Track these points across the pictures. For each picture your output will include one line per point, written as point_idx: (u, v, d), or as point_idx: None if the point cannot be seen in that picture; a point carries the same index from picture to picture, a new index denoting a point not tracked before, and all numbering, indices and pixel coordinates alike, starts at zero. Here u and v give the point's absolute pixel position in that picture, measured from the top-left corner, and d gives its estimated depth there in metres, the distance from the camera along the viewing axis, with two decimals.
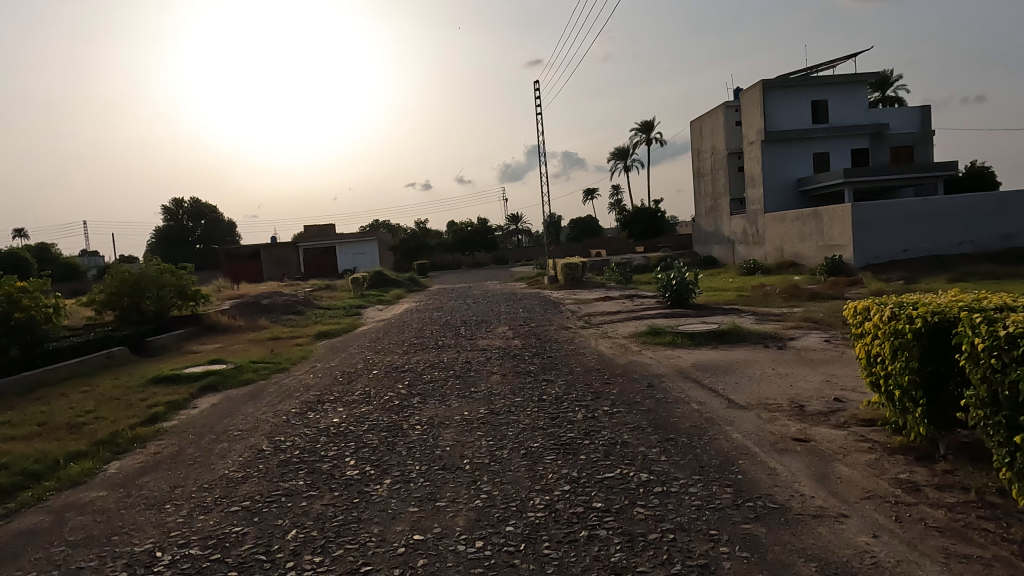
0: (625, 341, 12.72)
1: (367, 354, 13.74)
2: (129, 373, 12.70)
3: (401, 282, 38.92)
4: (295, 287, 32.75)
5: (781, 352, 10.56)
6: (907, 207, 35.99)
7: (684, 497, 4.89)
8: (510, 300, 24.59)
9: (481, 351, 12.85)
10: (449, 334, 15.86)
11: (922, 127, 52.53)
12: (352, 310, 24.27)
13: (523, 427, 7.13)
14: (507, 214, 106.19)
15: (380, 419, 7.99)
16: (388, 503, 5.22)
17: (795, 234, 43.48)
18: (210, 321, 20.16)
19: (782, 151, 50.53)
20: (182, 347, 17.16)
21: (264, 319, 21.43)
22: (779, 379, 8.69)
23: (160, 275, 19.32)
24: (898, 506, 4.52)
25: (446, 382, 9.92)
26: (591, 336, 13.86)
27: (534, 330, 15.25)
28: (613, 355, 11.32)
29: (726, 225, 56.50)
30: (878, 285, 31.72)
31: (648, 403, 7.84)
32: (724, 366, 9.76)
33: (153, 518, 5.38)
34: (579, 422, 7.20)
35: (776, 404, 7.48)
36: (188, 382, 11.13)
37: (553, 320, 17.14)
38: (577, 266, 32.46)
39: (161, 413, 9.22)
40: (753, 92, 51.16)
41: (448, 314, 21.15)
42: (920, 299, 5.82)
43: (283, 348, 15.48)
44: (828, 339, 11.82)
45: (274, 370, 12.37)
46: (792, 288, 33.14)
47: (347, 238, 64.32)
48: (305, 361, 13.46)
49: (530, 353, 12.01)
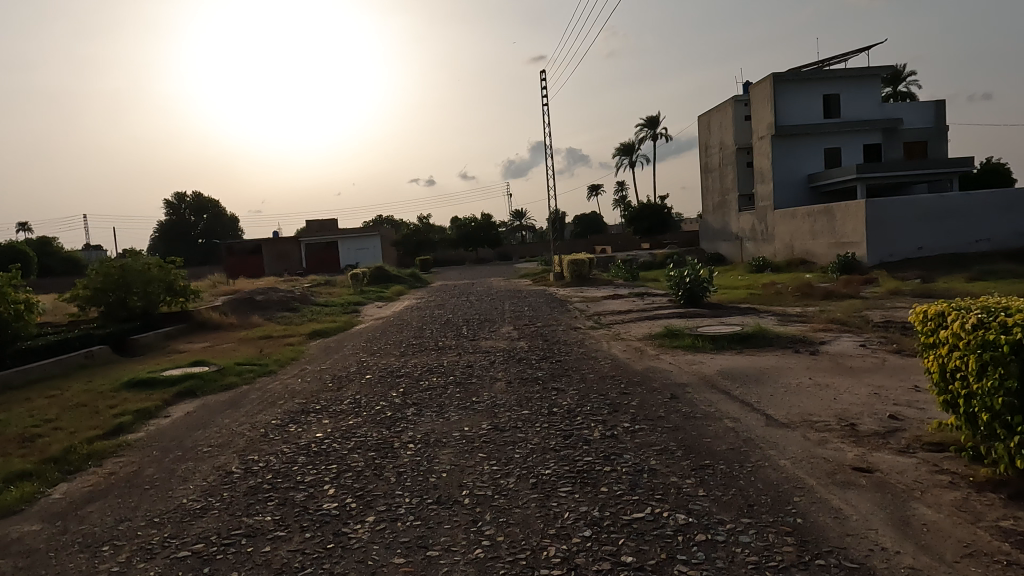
0: (639, 345, 11.70)
1: (361, 355, 12.77)
2: (103, 375, 11.76)
3: (403, 278, 37.89)
4: (292, 283, 31.85)
5: (815, 359, 9.54)
6: (923, 204, 34.83)
7: (737, 551, 3.92)
8: (514, 298, 23.59)
9: (484, 353, 11.88)
10: (449, 334, 14.88)
11: (936, 122, 51.24)
12: (350, 307, 23.31)
13: (531, 448, 6.18)
14: (512, 210, 104.98)
15: (368, 435, 7.03)
16: (368, 551, 4.26)
17: (806, 231, 42.40)
18: (200, 319, 19.24)
19: (793, 146, 49.36)
20: (168, 345, 16.22)
21: (257, 316, 20.48)
22: (820, 391, 7.70)
23: (147, 270, 18.47)
24: (1012, 570, 3.56)
25: (445, 390, 8.95)
26: (602, 338, 12.85)
27: (541, 330, 14.26)
28: (628, 360, 10.32)
29: (734, 222, 55.34)
30: (894, 284, 30.61)
31: (675, 419, 6.88)
32: (755, 375, 8.75)
33: (83, 566, 4.42)
34: (597, 443, 6.22)
35: (823, 423, 6.48)
36: (164, 387, 10.19)
37: (561, 320, 16.14)
38: (583, 262, 31.47)
39: (127, 423, 8.28)
40: (764, 86, 50.01)
41: (450, 312, 20.16)
42: (1011, 304, 4.85)
43: (272, 349, 14.53)
44: (864, 344, 10.81)
45: (260, 374, 11.41)
46: (805, 286, 32.11)
47: (349, 233, 63.41)
48: (295, 363, 12.53)
49: (536, 357, 11.02)
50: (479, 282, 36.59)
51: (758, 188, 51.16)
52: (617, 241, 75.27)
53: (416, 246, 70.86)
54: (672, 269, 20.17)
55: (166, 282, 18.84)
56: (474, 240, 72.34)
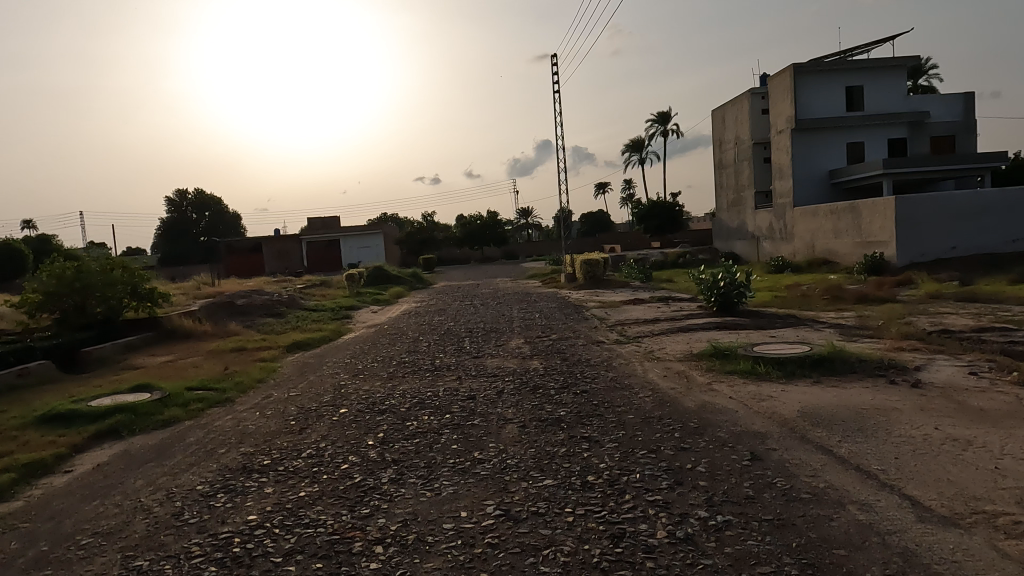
0: (682, 370, 9.37)
1: (338, 379, 10.48)
2: (22, 402, 9.57)
3: (404, 279, 35.66)
4: (284, 284, 29.76)
5: (924, 397, 7.23)
6: (958, 200, 32.29)
7: None
8: (523, 303, 21.30)
9: (489, 377, 9.63)
10: (449, 348, 12.63)
11: (965, 115, 48.58)
12: (342, 312, 21.15)
13: (566, 564, 3.91)
14: (518, 209, 102.67)
15: (319, 522, 4.80)
16: None
17: (828, 230, 39.98)
18: (171, 327, 17.15)
19: (814, 141, 46.85)
20: (125, 359, 14.03)
21: (236, 323, 18.22)
22: (967, 454, 5.41)
23: (105, 270, 16.27)
24: None
25: (437, 438, 6.72)
26: (633, 358, 10.53)
27: (556, 345, 12.03)
28: (674, 394, 8.05)
29: (751, 221, 52.93)
30: (933, 286, 28.19)
31: (775, 507, 4.60)
32: (856, 423, 6.45)
33: None
34: (667, 555, 3.96)
35: (1011, 521, 4.21)
36: (80, 426, 7.95)
37: (580, 331, 13.84)
38: (597, 262, 29.29)
39: (1, 484, 6.05)
40: (784, 78, 47.45)
41: (452, 319, 17.86)
42: None
43: (239, 365, 12.27)
44: (972, 371, 8.47)
45: (211, 404, 9.16)
46: (835, 288, 29.68)
47: (351, 231, 61.25)
48: (261, 386, 10.36)
49: (556, 386, 8.74)
50: (483, 283, 34.27)
51: (776, 184, 48.72)
52: (626, 239, 73.03)
53: (421, 245, 68.92)
54: (702, 270, 17.86)
55: (129, 284, 16.70)
56: (479, 239, 70.03)
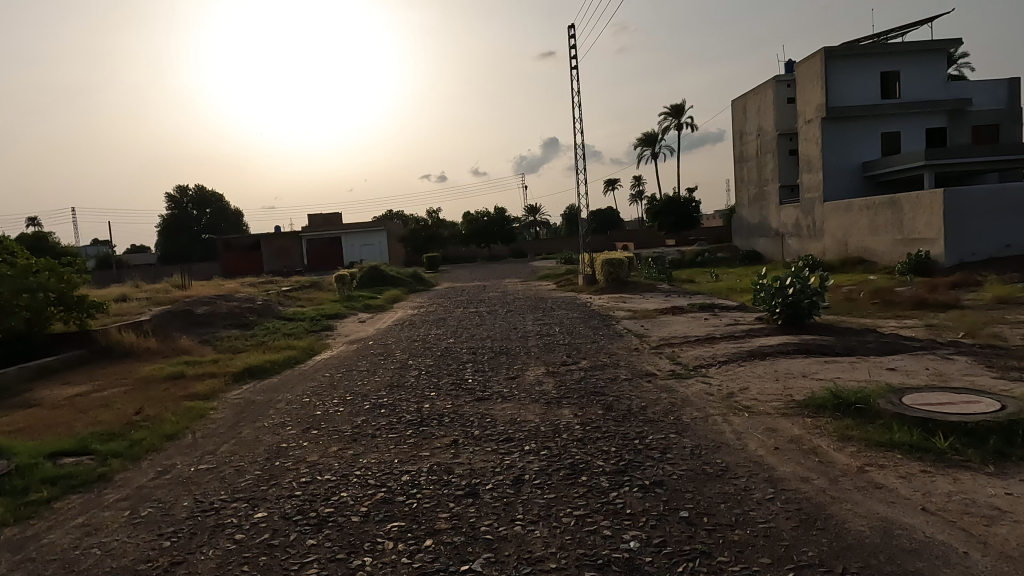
0: (801, 437, 6.00)
1: (278, 439, 7.16)
2: None
3: (403, 281, 32.24)
4: (269, 287, 26.38)
5: None
6: (1016, 192, 28.69)
7: None
8: (538, 311, 17.97)
9: (497, 444, 6.29)
10: (442, 382, 9.32)
11: (1010, 103, 44.60)
12: (321, 322, 17.88)
13: None
14: (526, 207, 99.05)
15: None
16: None
17: (863, 227, 36.42)
18: (105, 343, 13.98)
19: (848, 130, 43.12)
20: (27, 390, 10.79)
21: (189, 338, 14.95)
22: None
23: (21, 274, 13.00)
24: None
25: None
26: (710, 409, 7.16)
27: (589, 384, 8.66)
28: (816, 498, 4.69)
29: (775, 216, 49.37)
30: (1000, 289, 24.52)
31: None
32: None
33: None
34: None
35: None
36: None
37: (618, 356, 10.50)
38: (620, 262, 25.90)
39: None
40: (813, 61, 43.72)
41: (451, 333, 14.57)
42: None
43: (156, 407, 8.96)
44: None
45: (66, 490, 5.88)
46: (884, 291, 26.18)
47: (353, 228, 57.86)
48: (163, 451, 7.07)
49: (610, 470, 5.39)
50: (487, 285, 30.92)
51: (803, 177, 45.12)
52: (639, 237, 69.39)
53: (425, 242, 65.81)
54: (761, 274, 14.46)
55: (53, 290, 13.48)
56: (487, 236, 66.69)
